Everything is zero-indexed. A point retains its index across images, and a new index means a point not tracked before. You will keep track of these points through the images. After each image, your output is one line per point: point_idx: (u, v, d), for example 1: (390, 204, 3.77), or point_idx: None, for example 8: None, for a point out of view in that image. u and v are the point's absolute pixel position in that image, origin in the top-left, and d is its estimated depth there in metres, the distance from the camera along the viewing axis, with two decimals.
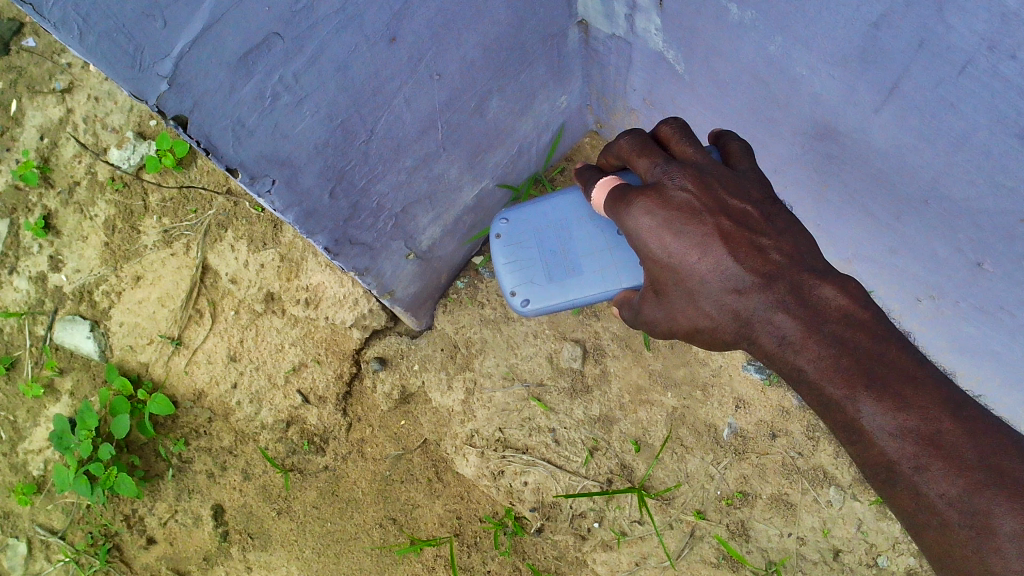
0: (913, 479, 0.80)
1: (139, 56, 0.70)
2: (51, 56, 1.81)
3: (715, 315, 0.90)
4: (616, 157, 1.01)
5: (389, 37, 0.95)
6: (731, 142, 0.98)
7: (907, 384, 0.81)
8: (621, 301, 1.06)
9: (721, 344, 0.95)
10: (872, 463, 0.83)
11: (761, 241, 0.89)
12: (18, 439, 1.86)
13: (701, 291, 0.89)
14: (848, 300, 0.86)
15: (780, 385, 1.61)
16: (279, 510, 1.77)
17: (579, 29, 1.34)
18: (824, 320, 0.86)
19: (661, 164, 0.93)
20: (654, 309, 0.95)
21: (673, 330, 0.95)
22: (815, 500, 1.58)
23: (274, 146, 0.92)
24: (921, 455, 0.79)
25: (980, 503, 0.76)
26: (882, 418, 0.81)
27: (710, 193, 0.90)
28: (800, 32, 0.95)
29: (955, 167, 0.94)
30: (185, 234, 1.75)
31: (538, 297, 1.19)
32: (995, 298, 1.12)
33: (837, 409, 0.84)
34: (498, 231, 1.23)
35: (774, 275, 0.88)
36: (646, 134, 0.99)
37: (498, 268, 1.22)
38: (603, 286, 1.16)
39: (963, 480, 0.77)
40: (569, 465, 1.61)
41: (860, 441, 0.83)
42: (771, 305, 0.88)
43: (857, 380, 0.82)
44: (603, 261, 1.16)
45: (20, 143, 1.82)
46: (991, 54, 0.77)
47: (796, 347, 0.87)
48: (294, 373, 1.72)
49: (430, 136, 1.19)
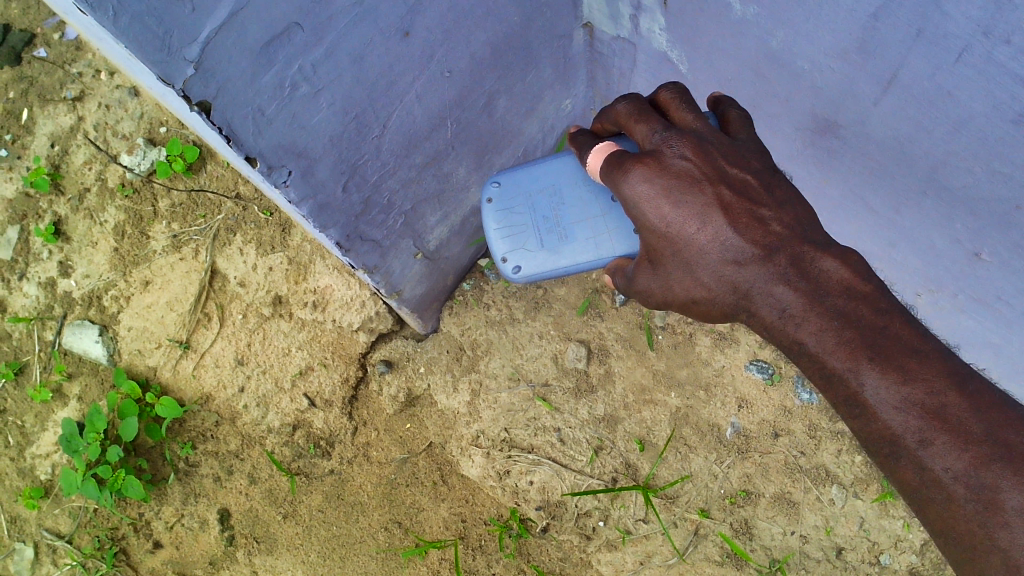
0: (916, 453, 0.83)
1: (167, 39, 0.73)
2: (61, 66, 1.85)
3: (713, 286, 0.93)
4: (613, 123, 1.02)
5: (403, 32, 0.98)
6: (730, 109, 0.99)
7: (910, 357, 0.83)
8: (614, 269, 1.09)
9: (715, 315, 0.97)
10: (875, 437, 0.86)
11: (761, 212, 0.91)
12: (26, 445, 1.87)
13: (699, 262, 0.92)
14: (849, 273, 0.87)
15: (782, 385, 1.63)
16: (285, 514, 1.78)
17: (585, 30, 1.37)
18: (826, 293, 0.88)
19: (660, 130, 0.94)
20: (649, 278, 0.98)
21: (669, 300, 0.97)
22: (818, 498, 1.60)
23: (292, 136, 0.94)
24: (925, 428, 0.82)
25: (986, 477, 0.79)
26: (886, 392, 0.83)
27: (710, 161, 0.91)
28: (801, 25, 0.98)
29: (953, 155, 0.97)
30: (195, 238, 1.78)
31: (530, 263, 1.19)
32: (994, 288, 1.15)
33: (840, 382, 0.87)
34: (489, 195, 1.21)
35: (774, 247, 0.90)
36: (643, 98, 0.99)
37: (488, 234, 1.21)
38: (595, 252, 1.17)
39: (969, 455, 0.80)
40: (575, 465, 1.64)
41: (863, 414, 0.86)
42: (772, 278, 0.90)
43: (861, 353, 0.85)
44: (597, 228, 1.17)
45: (30, 151, 1.84)
46: (987, 38, 0.80)
47: (797, 321, 0.89)
48: (300, 376, 1.74)
49: (439, 133, 1.22)
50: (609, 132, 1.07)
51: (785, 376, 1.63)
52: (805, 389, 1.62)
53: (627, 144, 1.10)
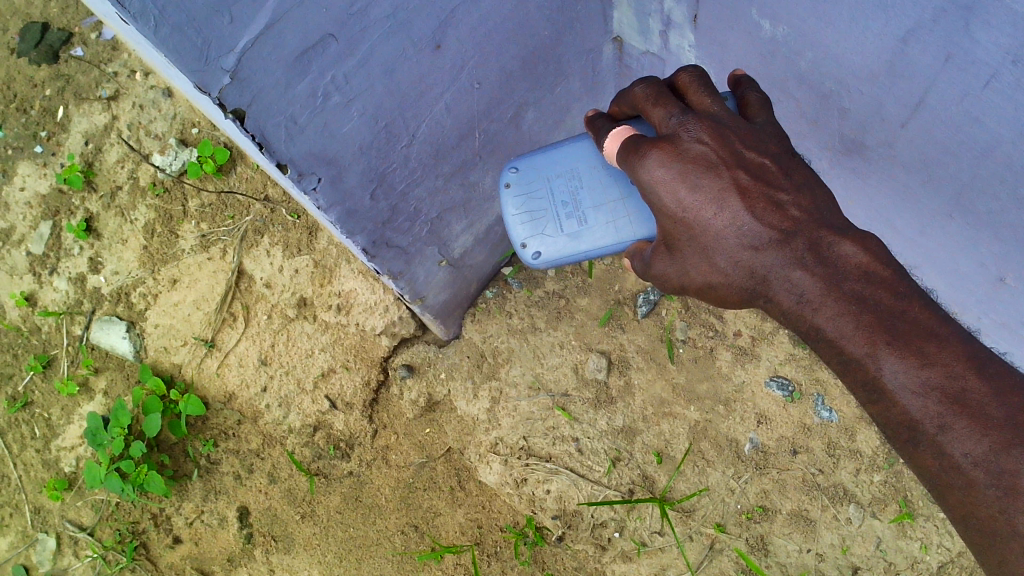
0: (936, 438, 0.81)
1: (206, 49, 0.74)
2: (98, 65, 1.90)
3: (730, 272, 0.89)
4: (631, 107, 0.99)
5: (435, 44, 1.00)
6: (751, 92, 0.95)
7: (929, 340, 0.81)
8: (632, 253, 1.03)
9: (735, 302, 0.93)
10: (894, 422, 0.84)
11: (779, 197, 0.88)
12: (52, 437, 1.91)
13: (716, 248, 0.88)
14: (869, 257, 0.85)
15: (803, 402, 1.63)
16: (303, 514, 1.79)
17: (614, 44, 1.39)
18: (843, 278, 0.85)
19: (677, 114, 0.91)
20: (666, 264, 0.94)
21: (685, 287, 0.94)
22: (835, 517, 1.60)
23: (323, 144, 0.95)
24: (945, 414, 0.80)
25: (1007, 462, 0.78)
26: (905, 376, 0.81)
27: (727, 145, 0.88)
28: (831, 48, 1.00)
29: (979, 180, 0.98)
30: (223, 239, 1.81)
31: (550, 249, 1.13)
32: (1018, 314, 1.15)
33: (858, 367, 0.85)
34: (507, 180, 1.16)
35: (792, 232, 0.87)
36: (661, 81, 0.96)
37: (507, 220, 1.15)
38: (614, 237, 1.11)
39: (988, 440, 0.79)
40: (592, 475, 1.63)
41: (882, 400, 0.84)
42: (789, 262, 0.87)
43: (879, 337, 0.82)
44: (616, 212, 1.11)
45: (65, 148, 1.89)
46: (1015, 66, 0.80)
47: (815, 306, 0.87)
48: (322, 378, 1.75)
49: (467, 144, 1.24)
50: (627, 115, 1.03)
51: (805, 395, 1.63)
52: (824, 408, 1.62)
53: (645, 128, 1.05)
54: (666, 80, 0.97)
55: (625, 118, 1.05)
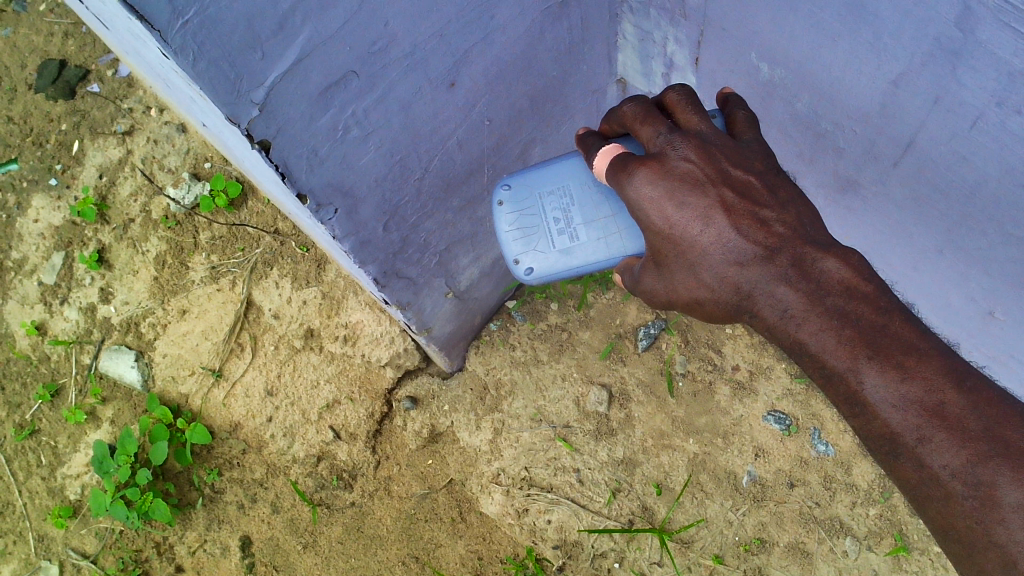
0: (916, 450, 0.85)
1: (238, 84, 0.79)
2: (113, 101, 1.97)
3: (716, 287, 0.93)
4: (621, 126, 1.01)
5: (449, 82, 1.05)
6: (738, 111, 0.98)
7: (909, 354, 0.85)
8: (622, 268, 1.07)
9: (720, 316, 0.97)
10: (876, 436, 0.88)
11: (763, 214, 0.91)
12: (57, 465, 1.92)
13: (702, 264, 0.92)
14: (851, 273, 0.89)
15: (800, 436, 1.66)
16: (305, 544, 1.80)
17: (618, 86, 1.49)
18: (827, 293, 0.89)
19: (664, 132, 0.94)
20: (654, 279, 0.98)
21: (672, 301, 0.98)
22: (831, 549, 1.62)
23: (342, 175, 0.99)
24: (924, 427, 0.84)
25: (983, 474, 0.81)
26: (886, 390, 0.85)
27: (714, 164, 0.91)
28: (827, 90, 1.05)
29: (969, 218, 1.02)
30: (232, 270, 1.85)
31: (543, 265, 1.17)
32: (1007, 347, 1.19)
33: (840, 381, 0.88)
34: (500, 198, 1.18)
35: (777, 248, 0.91)
36: (651, 100, 0.99)
37: (501, 237, 1.18)
38: (605, 252, 1.14)
39: (966, 451, 0.82)
40: (592, 506, 1.65)
41: (864, 413, 0.88)
42: (773, 278, 0.91)
43: (860, 351, 0.86)
44: (607, 228, 1.14)
45: (79, 181, 1.95)
46: (1000, 109, 0.85)
47: (798, 320, 0.90)
48: (327, 409, 1.77)
49: (476, 178, 1.29)
50: (617, 133, 1.06)
51: (802, 428, 1.67)
52: (821, 441, 1.66)
53: (634, 145, 1.09)
54: (655, 98, 1.00)
55: (615, 136, 1.08)
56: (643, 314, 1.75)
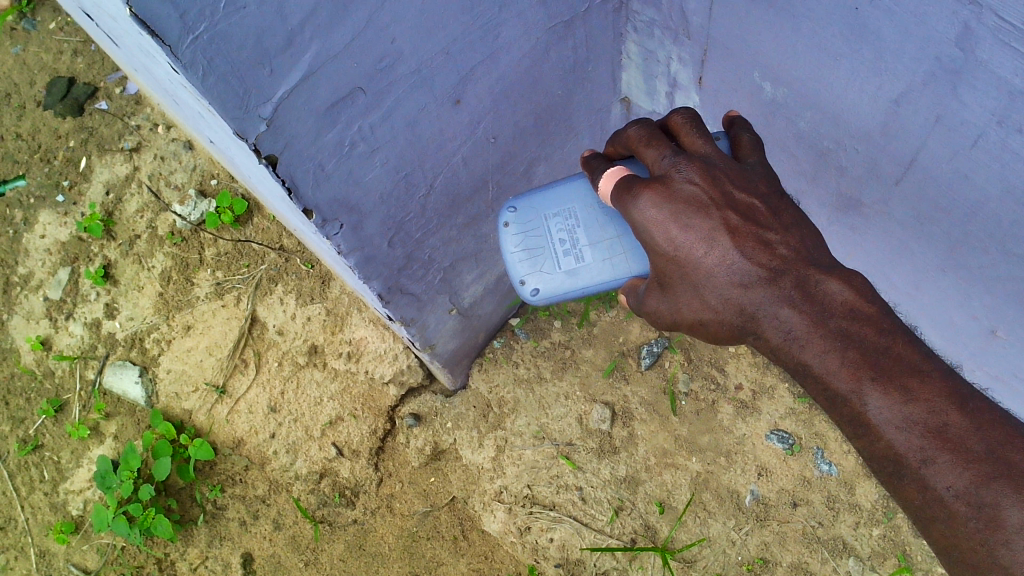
0: (919, 472, 0.85)
1: (246, 98, 0.79)
2: (121, 118, 2.00)
3: (720, 309, 0.93)
4: (626, 148, 1.02)
5: (455, 99, 1.06)
6: (742, 134, 0.99)
7: (913, 377, 0.86)
8: (627, 290, 1.08)
9: (725, 337, 0.97)
10: (880, 457, 0.89)
11: (768, 236, 0.92)
12: (60, 480, 1.91)
13: (707, 285, 0.92)
14: (854, 295, 0.90)
15: (803, 455, 1.67)
16: (307, 561, 1.79)
17: (622, 104, 1.50)
18: (830, 315, 0.90)
19: (669, 155, 0.94)
20: (659, 300, 0.98)
21: (677, 322, 0.98)
22: (834, 570, 1.61)
23: (347, 191, 1.00)
24: (927, 448, 0.85)
25: (987, 495, 0.82)
26: (889, 411, 0.86)
27: (718, 187, 0.92)
28: (829, 108, 1.06)
29: (970, 236, 1.02)
30: (237, 286, 1.86)
31: (548, 286, 1.17)
32: (1010, 367, 1.19)
33: (843, 403, 0.89)
34: (506, 220, 1.19)
35: (780, 270, 0.91)
36: (655, 122, 1.00)
37: (507, 258, 1.19)
38: (611, 273, 1.15)
39: (969, 472, 0.83)
40: (595, 524, 1.64)
41: (868, 434, 0.88)
42: (777, 299, 0.91)
43: (864, 373, 0.87)
44: (612, 249, 1.15)
45: (87, 197, 1.96)
46: (1000, 127, 0.85)
47: (801, 342, 0.91)
48: (330, 426, 1.78)
49: (481, 195, 1.30)
50: (622, 155, 1.07)
51: (805, 448, 1.67)
52: (824, 460, 1.66)
53: (638, 167, 1.09)
54: (660, 121, 1.01)
55: (619, 158, 1.09)
56: (646, 332, 1.75)
